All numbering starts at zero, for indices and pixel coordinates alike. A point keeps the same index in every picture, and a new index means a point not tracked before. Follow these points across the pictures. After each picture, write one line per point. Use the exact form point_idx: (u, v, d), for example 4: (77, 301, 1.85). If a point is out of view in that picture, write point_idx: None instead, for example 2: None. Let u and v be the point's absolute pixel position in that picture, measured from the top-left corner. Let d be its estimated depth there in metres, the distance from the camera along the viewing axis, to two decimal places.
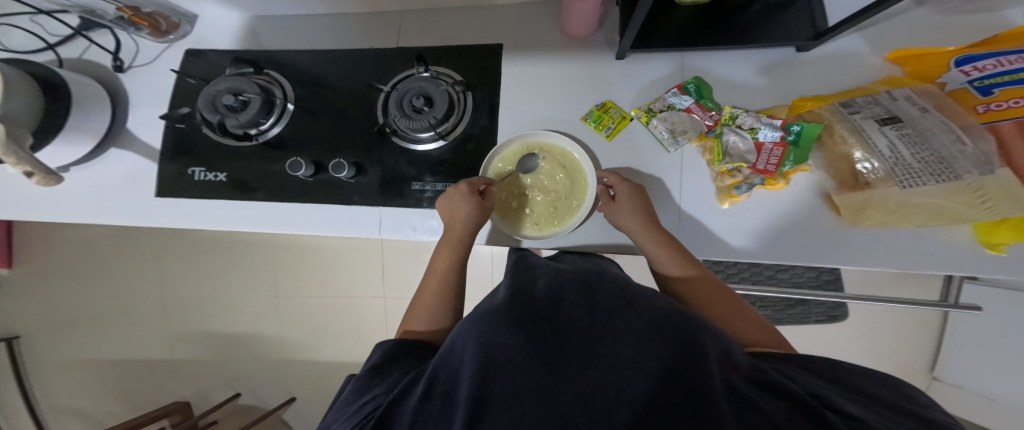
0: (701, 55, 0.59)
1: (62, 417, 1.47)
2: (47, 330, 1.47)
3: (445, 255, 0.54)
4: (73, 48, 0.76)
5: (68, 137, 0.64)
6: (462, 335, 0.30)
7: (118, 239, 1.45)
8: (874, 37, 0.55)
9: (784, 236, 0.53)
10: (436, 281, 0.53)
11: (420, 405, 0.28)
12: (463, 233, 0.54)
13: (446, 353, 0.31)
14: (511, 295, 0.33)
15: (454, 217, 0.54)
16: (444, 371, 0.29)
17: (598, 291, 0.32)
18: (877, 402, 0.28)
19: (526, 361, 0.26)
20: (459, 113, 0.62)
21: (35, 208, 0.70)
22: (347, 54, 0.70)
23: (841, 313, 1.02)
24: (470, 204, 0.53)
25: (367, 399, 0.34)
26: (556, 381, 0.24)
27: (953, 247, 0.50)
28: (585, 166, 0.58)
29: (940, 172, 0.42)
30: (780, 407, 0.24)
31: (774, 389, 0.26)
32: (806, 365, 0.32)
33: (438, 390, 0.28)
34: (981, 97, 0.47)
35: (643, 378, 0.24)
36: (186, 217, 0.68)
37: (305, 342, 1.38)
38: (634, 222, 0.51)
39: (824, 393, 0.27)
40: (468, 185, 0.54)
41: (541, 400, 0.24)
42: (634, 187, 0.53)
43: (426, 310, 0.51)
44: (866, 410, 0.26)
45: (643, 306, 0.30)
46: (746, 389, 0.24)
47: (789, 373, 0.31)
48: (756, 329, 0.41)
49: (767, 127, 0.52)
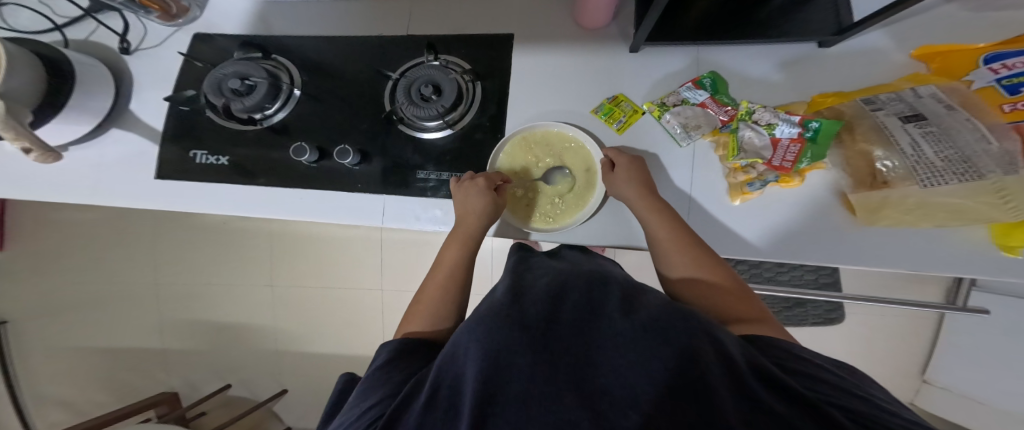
0: (718, 50, 0.58)
1: (47, 405, 1.44)
2: (37, 315, 1.45)
3: (453, 249, 0.53)
4: (80, 29, 0.75)
5: (69, 116, 0.63)
6: (464, 338, 0.29)
7: (113, 224, 1.43)
8: (895, 36, 0.55)
9: (796, 237, 0.52)
10: (442, 276, 0.52)
11: (421, 415, 0.26)
12: (473, 227, 0.54)
13: (447, 358, 0.29)
14: (511, 296, 0.32)
15: (467, 212, 0.53)
16: (447, 377, 0.27)
17: (598, 296, 0.32)
18: (885, 405, 0.26)
19: (530, 365, 0.24)
20: (467, 102, 0.61)
21: (29, 187, 0.69)
22: (356, 39, 0.69)
23: (838, 317, 1.02)
24: (486, 199, 0.53)
25: (369, 405, 0.32)
26: (562, 385, 0.23)
27: (972, 249, 0.49)
28: (586, 144, 0.58)
29: (963, 171, 0.42)
30: (791, 407, 0.22)
31: (780, 386, 0.24)
32: (818, 363, 0.30)
33: (439, 397, 0.26)
34: (1008, 95, 0.45)
35: (650, 380, 0.22)
36: (184, 201, 0.67)
37: (299, 332, 1.36)
38: (630, 193, 0.51)
39: (832, 397, 0.25)
40: (485, 180, 0.54)
41: (545, 404, 0.22)
42: (635, 158, 0.53)
43: (430, 307, 0.49)
44: (875, 410, 0.25)
45: (644, 307, 0.29)
46: (753, 385, 0.23)
47: (795, 369, 0.29)
48: (762, 322, 0.39)
49: (785, 122, 0.51)
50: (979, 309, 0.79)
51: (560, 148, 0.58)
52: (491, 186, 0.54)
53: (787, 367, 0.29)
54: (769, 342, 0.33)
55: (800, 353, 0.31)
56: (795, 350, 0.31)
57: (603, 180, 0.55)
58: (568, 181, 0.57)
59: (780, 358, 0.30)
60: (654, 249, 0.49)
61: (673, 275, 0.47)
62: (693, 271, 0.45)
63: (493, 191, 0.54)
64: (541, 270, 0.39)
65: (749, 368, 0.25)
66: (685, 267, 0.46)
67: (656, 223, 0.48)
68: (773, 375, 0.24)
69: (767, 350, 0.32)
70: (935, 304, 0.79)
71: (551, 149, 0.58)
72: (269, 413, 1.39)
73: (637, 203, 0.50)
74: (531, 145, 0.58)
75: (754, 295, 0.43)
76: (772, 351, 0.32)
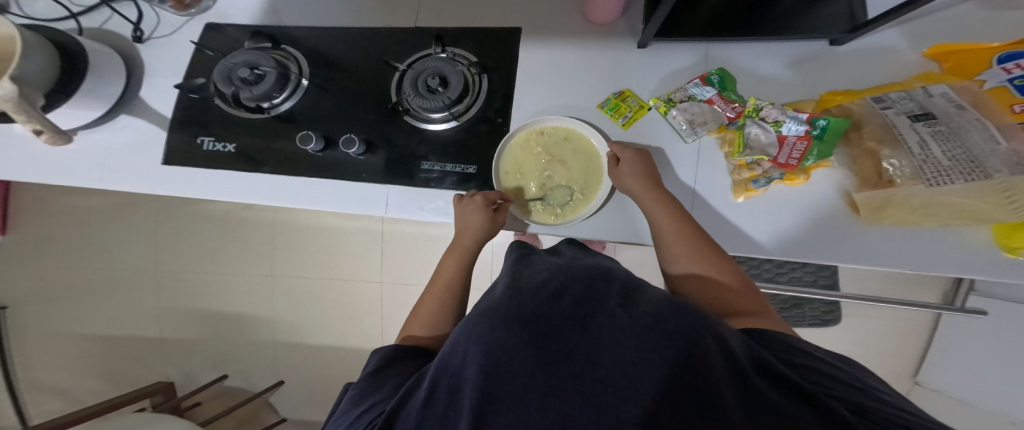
0: (727, 46, 0.58)
1: (44, 392, 1.45)
2: (40, 301, 1.46)
3: (452, 261, 0.55)
4: (94, 18, 0.76)
5: (80, 101, 0.64)
6: (463, 335, 0.29)
7: (118, 211, 1.45)
8: (909, 33, 0.55)
9: (801, 236, 0.51)
10: (439, 289, 0.53)
11: (422, 410, 0.26)
12: (472, 244, 0.55)
13: (447, 355, 0.29)
14: (509, 293, 0.32)
15: (466, 226, 0.54)
16: (446, 374, 0.28)
17: (599, 290, 0.31)
18: (885, 397, 0.26)
19: (528, 360, 0.24)
20: (473, 95, 0.61)
21: (37, 171, 0.69)
22: (366, 31, 0.70)
23: (836, 318, 1.00)
24: (485, 217, 0.53)
25: (369, 406, 0.32)
26: (560, 381, 0.23)
27: (979, 252, 0.48)
28: (584, 130, 0.58)
29: (970, 170, 0.42)
30: (792, 402, 0.22)
31: (782, 379, 0.23)
32: (826, 362, 0.29)
33: (439, 394, 0.27)
34: (1020, 96, 0.45)
35: (649, 376, 0.22)
36: (192, 187, 0.67)
37: (298, 323, 1.37)
38: (638, 185, 0.51)
39: (838, 394, 0.25)
40: (484, 198, 0.54)
41: (545, 401, 0.22)
42: (640, 151, 0.53)
43: (428, 317, 0.50)
44: (877, 403, 0.24)
45: (643, 302, 0.28)
46: (754, 380, 0.23)
47: (796, 363, 0.28)
48: (766, 319, 0.39)
49: (793, 120, 0.50)
50: (978, 311, 0.79)
51: (568, 145, 0.58)
52: (490, 203, 0.55)
53: (789, 361, 0.29)
54: (770, 336, 0.32)
55: (802, 348, 0.30)
56: (798, 345, 0.31)
57: (609, 177, 0.55)
58: (573, 178, 0.57)
59: (783, 352, 0.30)
60: (659, 245, 0.49)
61: (677, 272, 0.47)
62: (697, 268, 0.45)
63: (491, 208, 0.55)
64: (540, 267, 0.39)
65: (749, 361, 0.24)
66: (690, 263, 0.46)
67: (662, 216, 0.49)
68: (774, 368, 0.24)
69: (768, 344, 0.31)
70: (933, 306, 0.79)
71: (560, 145, 0.58)
72: (264, 403, 1.39)
73: (644, 197, 0.50)
74: (539, 140, 0.58)
75: (759, 293, 0.43)
76: (773, 346, 0.31)
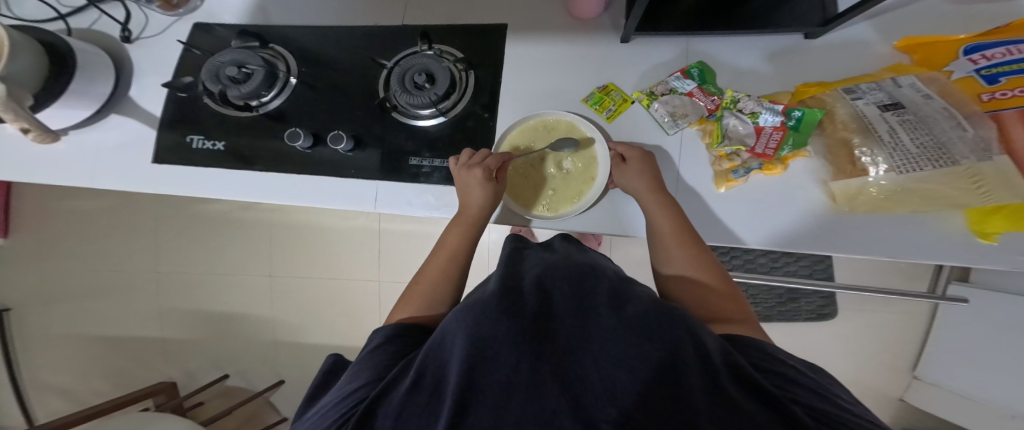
0: (708, 41, 0.59)
1: (45, 393, 1.46)
2: (39, 302, 1.46)
3: (456, 232, 0.54)
4: (84, 19, 0.76)
5: (70, 102, 0.64)
6: (452, 326, 0.29)
7: (115, 212, 1.45)
8: (883, 25, 0.56)
9: (783, 227, 0.52)
10: (442, 261, 0.53)
11: (405, 399, 0.27)
12: (477, 218, 0.55)
13: (435, 345, 0.30)
14: (501, 287, 0.32)
15: (468, 202, 0.54)
16: (432, 365, 0.28)
17: (588, 289, 0.32)
18: (846, 405, 0.27)
19: (514, 354, 0.24)
20: (460, 91, 0.62)
21: (32, 172, 0.70)
22: (354, 29, 0.70)
23: (830, 312, 1.08)
24: (485, 190, 0.53)
25: (353, 388, 0.33)
26: (544, 376, 0.23)
27: (955, 238, 0.49)
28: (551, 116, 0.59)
29: (938, 157, 0.44)
30: (760, 406, 0.23)
31: (755, 386, 0.24)
32: (801, 372, 0.30)
33: (424, 384, 0.27)
34: (987, 85, 0.47)
35: (631, 378, 0.22)
36: (184, 185, 0.68)
37: (298, 323, 1.37)
38: (639, 183, 0.52)
39: (804, 401, 0.25)
40: (482, 170, 0.53)
41: (528, 398, 0.22)
42: (645, 152, 0.54)
43: (426, 291, 0.50)
44: (838, 410, 0.26)
45: (631, 303, 0.29)
46: (728, 385, 0.23)
47: (772, 369, 0.29)
48: (746, 324, 0.40)
49: (768, 111, 0.52)
50: (960, 298, 0.80)
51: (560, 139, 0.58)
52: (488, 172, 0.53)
53: (763, 367, 0.29)
54: (747, 342, 0.33)
55: (777, 354, 0.31)
56: (775, 352, 0.32)
57: (607, 172, 0.56)
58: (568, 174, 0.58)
59: (761, 358, 0.30)
60: (656, 245, 0.50)
61: (669, 273, 0.48)
62: (687, 269, 0.46)
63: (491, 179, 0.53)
64: (532, 262, 0.39)
65: (725, 365, 0.25)
66: (683, 264, 0.47)
67: (660, 215, 0.49)
68: (748, 374, 0.25)
69: (744, 349, 0.32)
70: (922, 294, 0.80)
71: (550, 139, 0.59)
72: (267, 401, 1.40)
73: (643, 195, 0.51)
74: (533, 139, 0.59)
75: (745, 302, 0.44)
76: (753, 351, 0.32)
